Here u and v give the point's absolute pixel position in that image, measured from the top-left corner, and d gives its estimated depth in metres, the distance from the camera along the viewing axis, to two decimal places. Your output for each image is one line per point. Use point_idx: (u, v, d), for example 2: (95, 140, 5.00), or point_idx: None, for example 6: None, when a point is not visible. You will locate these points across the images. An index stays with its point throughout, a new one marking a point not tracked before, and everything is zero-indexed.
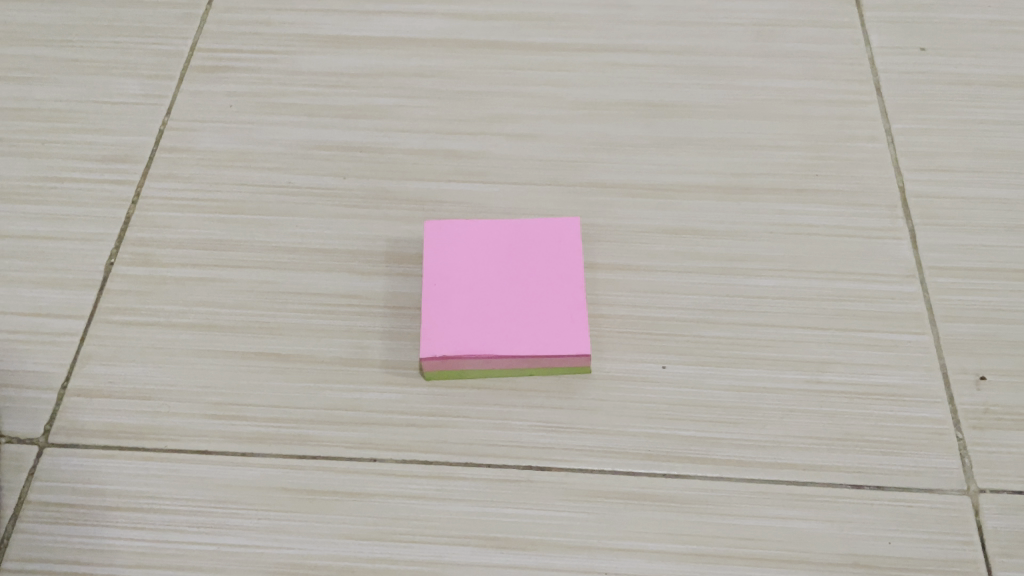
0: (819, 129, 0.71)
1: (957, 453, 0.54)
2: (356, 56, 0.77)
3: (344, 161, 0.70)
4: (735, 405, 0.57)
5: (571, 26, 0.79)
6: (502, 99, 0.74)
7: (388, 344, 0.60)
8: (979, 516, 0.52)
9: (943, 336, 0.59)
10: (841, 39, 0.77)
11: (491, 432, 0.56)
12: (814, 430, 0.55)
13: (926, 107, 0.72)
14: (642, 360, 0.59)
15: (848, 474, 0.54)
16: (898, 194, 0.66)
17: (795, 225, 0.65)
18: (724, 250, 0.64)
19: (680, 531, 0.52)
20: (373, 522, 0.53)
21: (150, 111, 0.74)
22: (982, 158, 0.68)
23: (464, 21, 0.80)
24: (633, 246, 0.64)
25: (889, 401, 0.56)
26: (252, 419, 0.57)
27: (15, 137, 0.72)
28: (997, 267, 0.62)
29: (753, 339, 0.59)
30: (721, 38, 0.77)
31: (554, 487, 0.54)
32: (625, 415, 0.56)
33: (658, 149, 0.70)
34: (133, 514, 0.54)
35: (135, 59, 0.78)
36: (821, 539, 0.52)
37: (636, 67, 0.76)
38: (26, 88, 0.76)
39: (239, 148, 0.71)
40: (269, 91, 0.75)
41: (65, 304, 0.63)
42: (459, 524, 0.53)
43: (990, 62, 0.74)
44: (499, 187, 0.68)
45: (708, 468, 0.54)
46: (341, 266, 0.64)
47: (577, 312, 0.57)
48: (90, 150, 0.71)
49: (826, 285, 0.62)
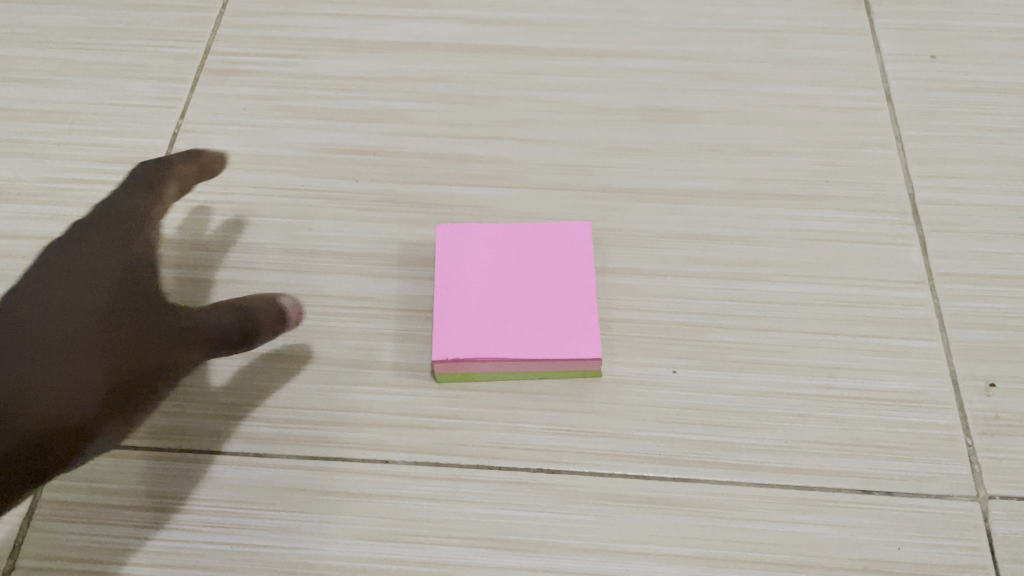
0: (830, 135, 0.71)
1: (967, 459, 0.55)
2: (368, 60, 0.77)
3: (356, 164, 0.71)
4: (745, 410, 0.57)
5: (583, 32, 0.79)
6: (514, 104, 0.74)
7: (399, 347, 0.61)
8: (988, 522, 0.53)
9: (954, 343, 0.59)
10: (853, 45, 0.77)
11: (502, 434, 0.57)
12: (824, 435, 0.56)
13: (935, 114, 0.72)
14: (653, 364, 0.59)
15: (858, 479, 0.54)
16: (908, 201, 0.67)
17: (805, 230, 0.65)
18: (735, 254, 0.64)
19: (690, 536, 0.53)
20: (385, 522, 0.54)
21: (164, 114, 0.74)
22: (992, 166, 0.68)
23: (477, 26, 0.80)
24: (645, 250, 0.65)
25: (898, 406, 0.57)
26: (265, 419, 0.58)
27: (30, 139, 0.73)
28: (1006, 275, 0.63)
29: (763, 344, 0.60)
30: (733, 44, 0.78)
31: (566, 490, 0.54)
32: (636, 418, 0.57)
33: (669, 154, 0.70)
34: (146, 514, 0.54)
35: (149, 61, 0.78)
36: (831, 544, 0.52)
37: (648, 72, 0.76)
38: (40, 90, 0.76)
39: (253, 151, 0.72)
40: (282, 94, 0.75)
41: None
42: (470, 525, 0.53)
43: (1000, 70, 0.74)
44: (511, 191, 0.68)
45: (719, 473, 0.55)
46: (353, 269, 0.65)
47: (588, 315, 0.57)
48: (105, 152, 0.72)
49: (837, 291, 0.62)
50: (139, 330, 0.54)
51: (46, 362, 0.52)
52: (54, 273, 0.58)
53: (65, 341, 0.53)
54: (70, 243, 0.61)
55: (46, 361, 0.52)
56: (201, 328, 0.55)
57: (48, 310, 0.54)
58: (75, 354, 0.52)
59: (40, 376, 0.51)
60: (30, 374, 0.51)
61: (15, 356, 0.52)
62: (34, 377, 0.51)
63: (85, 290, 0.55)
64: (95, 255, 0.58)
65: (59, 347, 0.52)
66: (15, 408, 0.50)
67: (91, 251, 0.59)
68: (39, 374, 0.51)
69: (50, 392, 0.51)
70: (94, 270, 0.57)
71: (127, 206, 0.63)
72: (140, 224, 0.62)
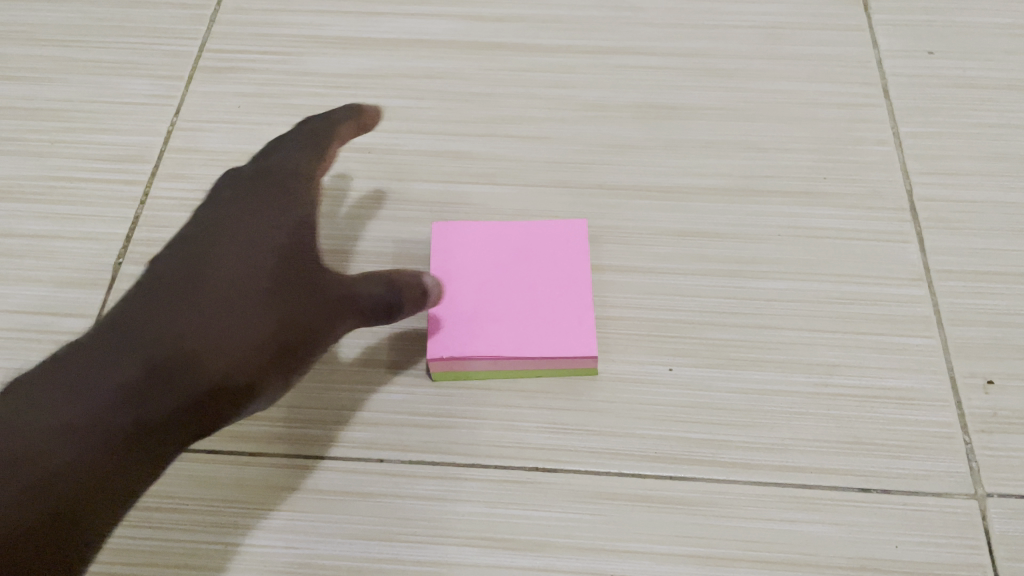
0: (828, 132, 0.71)
1: (965, 456, 0.54)
2: (364, 57, 0.77)
3: (352, 162, 0.70)
4: (743, 408, 0.57)
5: (580, 28, 0.79)
6: (511, 101, 0.74)
7: (395, 345, 0.60)
8: (986, 520, 0.52)
9: (952, 340, 0.59)
10: (851, 42, 0.77)
11: (498, 433, 0.56)
12: (822, 433, 0.56)
13: (934, 111, 0.71)
14: (650, 362, 0.59)
15: (856, 477, 0.54)
16: (906, 197, 0.66)
17: (803, 227, 0.65)
18: (733, 252, 0.64)
19: (687, 534, 0.52)
20: (380, 521, 0.53)
21: (160, 112, 0.74)
22: (991, 162, 0.68)
23: (473, 23, 0.79)
24: (642, 247, 0.65)
25: (896, 404, 0.57)
26: (260, 418, 0.57)
27: (24, 138, 0.72)
28: (1005, 272, 0.62)
29: (761, 341, 0.59)
30: (730, 40, 0.77)
31: (562, 488, 0.54)
32: (633, 416, 0.57)
33: (666, 151, 0.70)
34: (140, 513, 0.54)
35: (144, 59, 0.78)
36: (829, 542, 0.52)
37: (645, 69, 0.76)
38: (35, 88, 0.76)
39: (248, 149, 0.71)
40: (277, 91, 0.75)
41: (73, 303, 0.63)
42: (466, 525, 0.53)
43: (998, 66, 0.74)
44: (508, 188, 0.68)
45: (716, 471, 0.54)
46: (348, 267, 0.64)
47: (584, 313, 0.57)
48: (99, 150, 0.72)
49: (835, 289, 0.62)
50: (299, 293, 0.54)
51: (213, 319, 0.52)
52: (209, 228, 0.58)
53: (230, 299, 0.53)
54: (227, 196, 0.61)
55: (213, 319, 0.52)
56: (353, 296, 0.53)
57: (209, 267, 0.55)
58: (240, 312, 0.53)
59: (207, 332, 0.52)
60: (198, 330, 0.52)
61: (181, 311, 0.52)
62: (202, 333, 0.52)
63: (248, 250, 0.56)
64: (272, 212, 0.58)
65: (226, 305, 0.53)
66: (184, 363, 0.51)
67: (250, 208, 0.59)
68: (205, 331, 0.52)
69: (219, 350, 0.51)
70: (257, 228, 0.57)
71: (304, 161, 0.62)
72: (302, 178, 0.61)
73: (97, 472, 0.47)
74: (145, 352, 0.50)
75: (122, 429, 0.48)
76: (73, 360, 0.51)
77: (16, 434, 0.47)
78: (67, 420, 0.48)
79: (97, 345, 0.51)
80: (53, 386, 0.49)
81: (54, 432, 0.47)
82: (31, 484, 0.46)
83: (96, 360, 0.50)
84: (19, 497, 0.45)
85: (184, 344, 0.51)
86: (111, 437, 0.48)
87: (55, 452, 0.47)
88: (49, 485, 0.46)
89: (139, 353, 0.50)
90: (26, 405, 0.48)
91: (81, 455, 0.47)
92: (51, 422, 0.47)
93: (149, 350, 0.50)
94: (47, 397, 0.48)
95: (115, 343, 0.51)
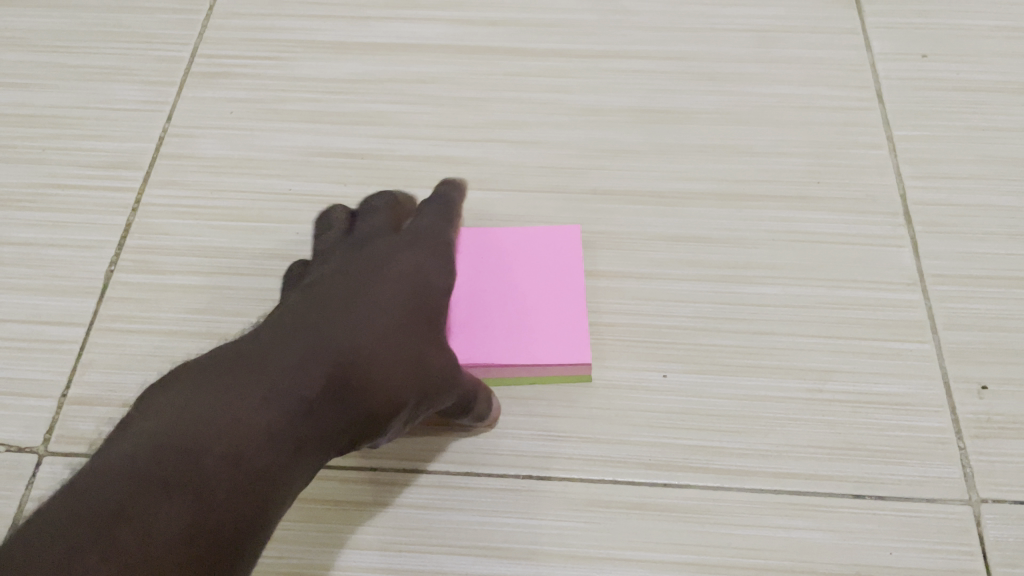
0: (822, 136, 0.70)
1: (959, 462, 0.54)
2: (356, 62, 0.77)
3: (345, 168, 0.70)
4: (737, 414, 0.56)
5: (573, 32, 0.78)
6: (503, 105, 0.73)
7: None
8: (981, 526, 0.52)
9: (946, 345, 0.59)
10: (845, 45, 0.77)
11: (491, 441, 0.56)
12: (815, 439, 0.55)
13: (927, 114, 0.71)
14: (643, 369, 0.59)
15: (850, 483, 0.54)
16: (900, 202, 0.66)
17: (797, 232, 0.65)
18: (726, 257, 0.64)
19: (681, 542, 0.52)
20: (373, 531, 0.53)
21: (151, 119, 0.74)
22: (984, 165, 0.68)
23: (466, 27, 0.79)
24: (635, 253, 0.64)
25: (890, 409, 0.56)
26: None
27: (16, 145, 0.72)
28: (999, 276, 0.62)
29: (755, 347, 0.59)
30: (723, 44, 0.77)
31: (555, 496, 0.54)
32: (626, 423, 0.56)
33: (660, 156, 0.70)
34: None
35: (136, 65, 0.77)
36: (823, 549, 0.52)
37: (638, 73, 0.75)
38: (26, 94, 0.75)
39: (241, 155, 0.71)
40: (269, 97, 0.75)
41: (65, 311, 0.63)
42: (459, 534, 0.53)
43: (992, 68, 0.74)
44: (501, 194, 0.68)
45: (710, 478, 0.54)
46: None
47: (577, 321, 0.57)
48: (91, 157, 0.71)
49: (829, 294, 0.62)
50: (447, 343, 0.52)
51: (387, 335, 0.49)
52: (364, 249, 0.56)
53: (403, 320, 0.50)
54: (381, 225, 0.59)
55: (383, 334, 0.49)
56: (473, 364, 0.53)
57: (380, 283, 0.52)
58: (412, 335, 0.50)
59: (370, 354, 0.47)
60: (376, 344, 0.48)
61: (358, 321, 0.48)
62: (378, 348, 0.48)
63: (416, 274, 0.54)
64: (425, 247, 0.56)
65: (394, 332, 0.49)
66: (360, 377, 0.46)
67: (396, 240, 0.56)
68: (378, 345, 0.48)
69: (389, 368, 0.48)
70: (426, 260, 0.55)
71: (451, 213, 0.61)
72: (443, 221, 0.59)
73: (277, 479, 0.42)
74: (332, 355, 0.46)
75: (300, 437, 0.44)
76: (248, 354, 0.46)
77: (205, 424, 0.42)
78: (266, 419, 0.43)
79: (266, 343, 0.46)
80: (234, 377, 0.44)
81: (249, 428, 0.42)
82: (230, 480, 0.40)
83: (280, 357, 0.45)
84: (218, 491, 0.40)
85: (362, 355, 0.47)
86: (291, 443, 0.43)
87: (252, 455, 0.42)
88: (243, 484, 0.41)
89: (326, 356, 0.46)
90: (211, 398, 0.43)
91: (268, 458, 0.42)
92: (242, 418, 0.42)
93: (335, 355, 0.46)
94: (233, 389, 0.43)
95: (295, 341, 0.46)
